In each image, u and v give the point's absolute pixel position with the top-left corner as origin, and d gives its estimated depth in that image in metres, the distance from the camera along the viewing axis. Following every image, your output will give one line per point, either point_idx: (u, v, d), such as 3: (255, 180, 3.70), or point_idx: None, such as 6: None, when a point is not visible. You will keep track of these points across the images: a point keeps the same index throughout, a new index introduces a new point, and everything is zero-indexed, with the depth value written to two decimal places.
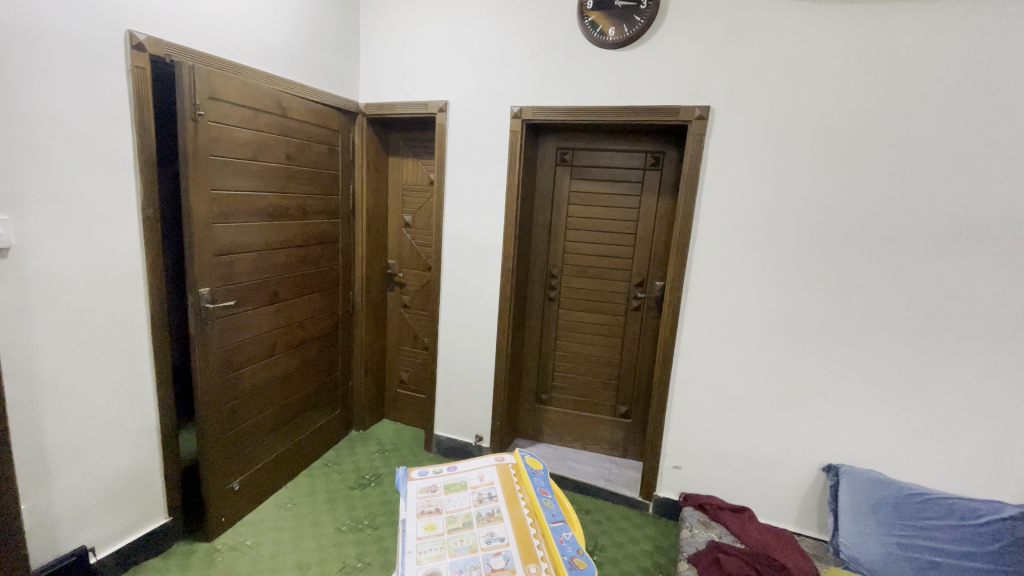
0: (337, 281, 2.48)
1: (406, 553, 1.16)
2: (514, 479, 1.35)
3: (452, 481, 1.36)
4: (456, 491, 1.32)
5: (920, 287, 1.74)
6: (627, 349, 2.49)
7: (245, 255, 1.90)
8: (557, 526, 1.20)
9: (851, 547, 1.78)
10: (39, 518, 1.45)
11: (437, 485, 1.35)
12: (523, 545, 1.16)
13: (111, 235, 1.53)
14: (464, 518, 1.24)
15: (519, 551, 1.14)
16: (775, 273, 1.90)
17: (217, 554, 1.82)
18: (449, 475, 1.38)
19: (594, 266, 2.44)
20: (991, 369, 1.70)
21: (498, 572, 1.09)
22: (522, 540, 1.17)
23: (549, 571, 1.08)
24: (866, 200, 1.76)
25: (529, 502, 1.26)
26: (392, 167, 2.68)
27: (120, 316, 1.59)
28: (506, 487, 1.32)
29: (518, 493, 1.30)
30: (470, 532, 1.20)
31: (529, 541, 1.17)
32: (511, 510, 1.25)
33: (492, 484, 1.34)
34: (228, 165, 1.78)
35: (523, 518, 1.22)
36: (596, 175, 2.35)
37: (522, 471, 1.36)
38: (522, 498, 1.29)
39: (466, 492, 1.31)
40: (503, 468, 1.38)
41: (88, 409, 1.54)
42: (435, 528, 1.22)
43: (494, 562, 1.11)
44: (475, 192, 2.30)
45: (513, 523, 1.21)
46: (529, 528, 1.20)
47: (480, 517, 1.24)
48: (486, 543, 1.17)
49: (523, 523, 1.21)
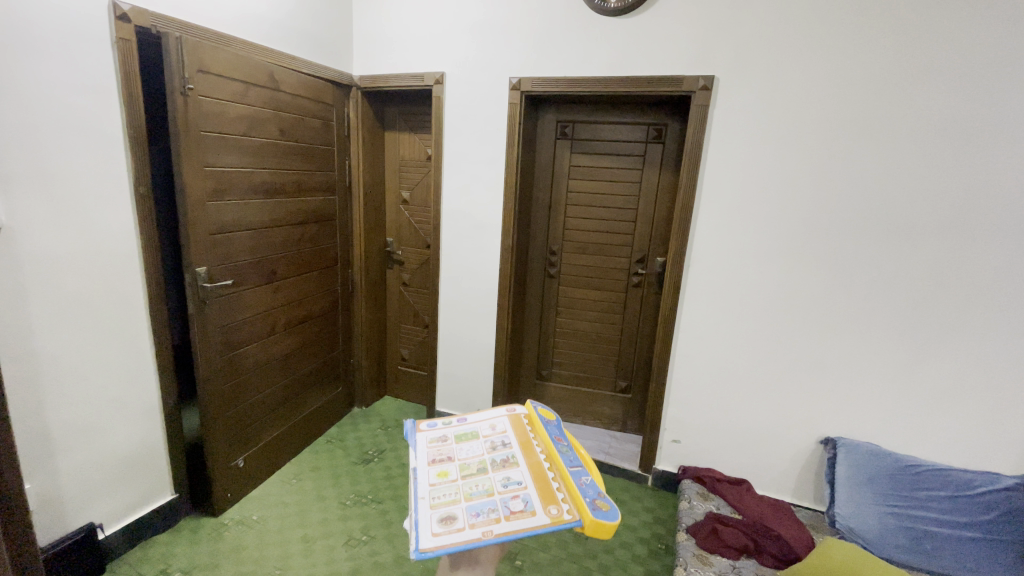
0: (336, 260, 2.46)
1: (419, 498, 1.05)
2: (526, 428, 1.28)
3: (461, 431, 1.27)
4: (467, 440, 1.23)
5: (923, 261, 1.72)
6: (627, 326, 2.49)
7: (241, 233, 1.88)
8: (575, 470, 1.11)
9: (847, 518, 1.80)
10: (46, 496, 1.47)
11: (448, 435, 1.25)
12: (542, 488, 1.06)
13: (104, 213, 1.50)
14: (478, 465, 1.14)
15: (537, 494, 1.05)
16: (780, 247, 1.88)
17: (224, 528, 1.85)
18: (459, 425, 1.28)
19: (594, 241, 2.42)
20: (990, 344, 1.70)
21: (517, 514, 1.00)
22: (541, 484, 1.08)
23: (571, 511, 0.99)
24: (872, 173, 1.72)
25: (545, 446, 1.19)
26: (388, 142, 2.63)
27: (118, 296, 1.58)
28: (520, 436, 1.24)
29: (533, 441, 1.22)
30: (485, 477, 1.11)
31: (547, 483, 1.08)
32: (526, 456, 1.17)
33: (505, 433, 1.25)
34: (221, 141, 1.74)
35: (540, 464, 1.14)
36: (596, 149, 2.30)
37: (535, 421, 1.30)
38: (538, 445, 1.22)
39: (478, 440, 1.23)
40: (515, 418, 1.31)
41: (88, 388, 1.54)
42: (448, 475, 1.12)
43: (514, 505, 1.02)
44: (474, 167, 2.26)
45: (529, 468, 1.13)
46: (547, 472, 1.11)
47: (494, 463, 1.15)
48: (502, 486, 1.07)
49: (540, 468, 1.12)
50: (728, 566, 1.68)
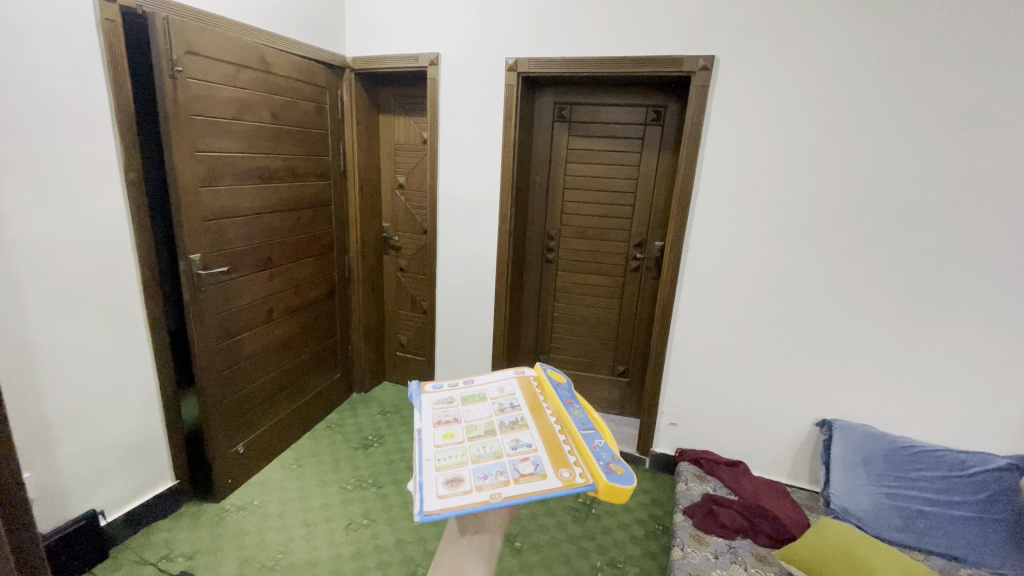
0: (332, 246, 2.44)
1: (422, 459, 0.87)
2: (537, 389, 1.08)
3: (468, 393, 1.08)
4: (474, 401, 1.04)
5: (923, 244, 1.71)
6: (625, 311, 2.48)
7: (236, 220, 1.85)
8: (589, 433, 0.92)
9: (842, 497, 1.81)
10: (45, 483, 1.47)
11: (453, 397, 1.06)
12: (554, 450, 0.89)
13: (95, 200, 1.48)
14: (486, 427, 0.96)
15: (549, 456, 0.87)
16: (780, 230, 1.86)
17: (226, 513, 1.87)
18: (465, 386, 1.10)
19: (592, 225, 2.40)
20: (986, 326, 1.70)
21: (528, 478, 0.82)
22: (554, 446, 0.90)
23: (585, 475, 0.82)
24: (873, 155, 1.70)
25: (556, 407, 1.00)
26: (382, 126, 2.59)
27: (112, 283, 1.56)
28: (530, 397, 1.05)
29: (543, 401, 1.04)
30: (493, 439, 0.93)
31: (558, 446, 0.90)
32: (537, 418, 0.99)
33: (515, 394, 1.07)
34: (212, 125, 1.71)
35: (552, 425, 0.96)
36: (594, 132, 2.27)
37: (545, 382, 1.11)
38: (549, 407, 1.03)
39: (486, 402, 1.04)
40: (525, 379, 1.12)
41: (84, 376, 1.53)
42: (453, 437, 0.94)
43: (523, 468, 0.84)
44: (470, 151, 2.23)
45: (540, 430, 0.95)
46: (559, 435, 0.93)
47: (503, 426, 0.97)
48: (512, 449, 0.90)
49: (552, 430, 0.94)
50: (724, 546, 1.70)
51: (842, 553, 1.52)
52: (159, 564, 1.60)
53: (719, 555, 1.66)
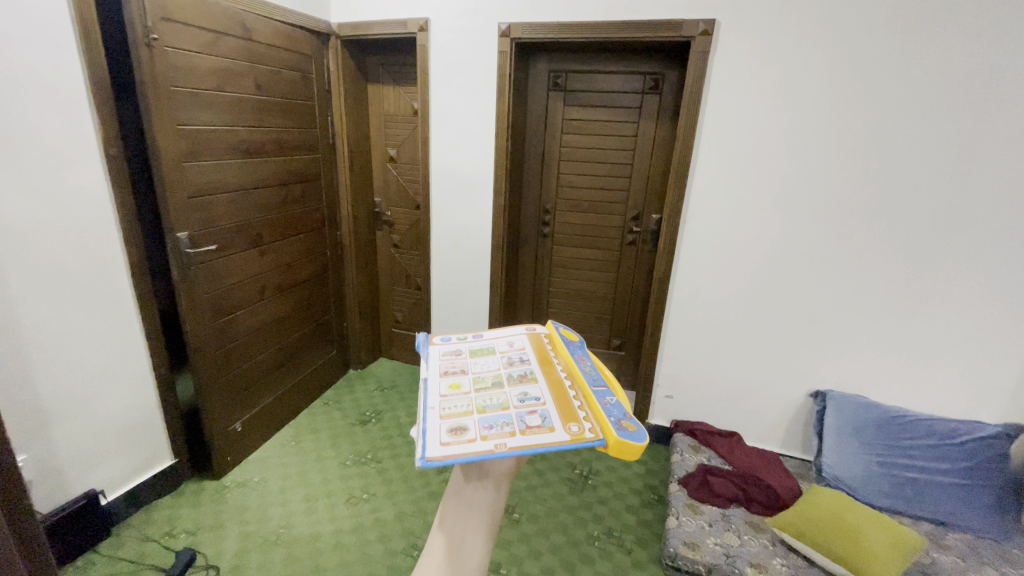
0: (323, 222, 2.39)
1: (426, 408, 0.80)
2: (547, 347, 1.02)
3: (477, 346, 1.02)
4: (482, 355, 0.98)
5: (923, 214, 1.69)
6: (622, 284, 2.46)
7: (223, 196, 1.80)
8: (600, 390, 0.85)
9: (833, 466, 1.86)
10: (42, 464, 1.46)
11: (462, 348, 1.00)
12: (563, 404, 0.81)
13: (73, 176, 1.42)
14: (493, 379, 0.90)
15: (558, 409, 0.80)
16: (780, 203, 1.83)
17: (226, 489, 1.88)
18: (474, 340, 1.03)
19: (588, 198, 2.36)
20: (984, 296, 1.70)
21: (535, 430, 0.75)
22: (563, 400, 0.83)
23: (594, 430, 0.74)
24: (877, 123, 1.65)
25: (567, 363, 0.93)
26: (371, 96, 2.50)
27: (97, 263, 1.52)
28: (540, 353, 0.99)
29: (553, 359, 0.97)
30: (501, 392, 0.86)
31: (566, 401, 0.83)
32: (546, 372, 0.92)
33: (524, 351, 1.00)
34: (193, 97, 1.64)
35: (561, 380, 0.89)
36: (591, 101, 2.20)
37: (556, 339, 1.04)
38: (559, 365, 0.96)
39: (495, 356, 0.98)
40: (535, 338, 1.05)
41: (73, 357, 1.50)
42: (459, 387, 0.87)
43: (530, 420, 0.77)
44: (462, 122, 2.16)
45: (549, 385, 0.89)
46: (568, 389, 0.86)
47: (511, 379, 0.90)
48: (519, 401, 0.83)
49: (562, 386, 0.87)
50: (718, 515, 1.74)
51: (833, 520, 1.55)
52: (163, 540, 1.60)
53: (713, 523, 1.70)
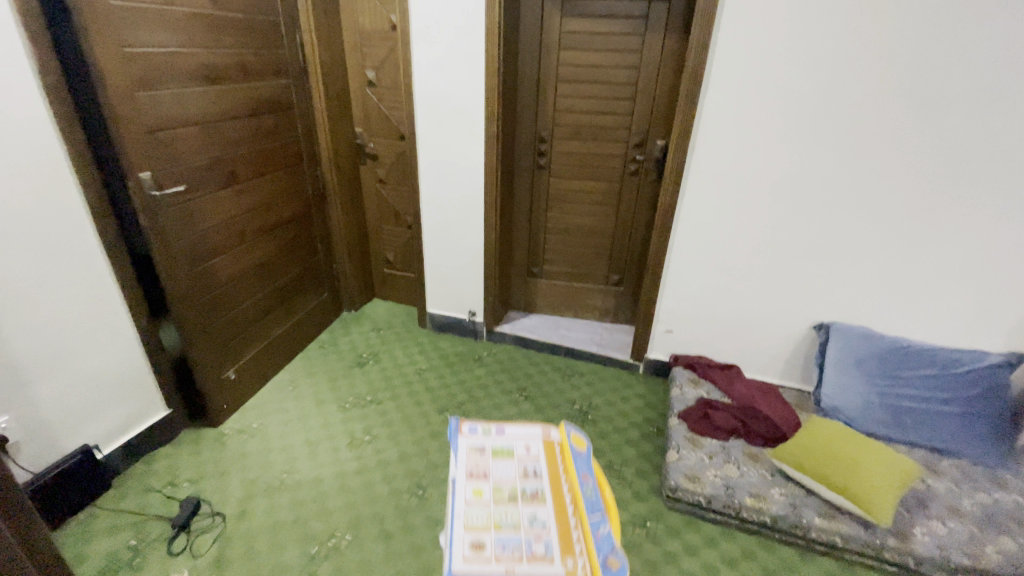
0: (301, 157, 2.20)
1: (455, 514, 1.21)
2: (558, 457, 1.38)
3: (499, 446, 1.40)
4: (503, 458, 1.36)
5: (955, 134, 1.55)
6: (622, 217, 2.34)
7: (185, 131, 1.63)
8: (594, 517, 1.21)
9: (833, 397, 1.87)
10: (27, 424, 1.42)
11: (485, 446, 1.40)
12: (563, 529, 1.18)
13: (6, 110, 1.23)
14: (511, 491, 1.28)
15: (558, 539, 1.16)
16: (797, 128, 1.68)
17: (226, 436, 1.85)
18: (496, 438, 1.42)
19: (588, 124, 2.18)
20: (1008, 222, 1.60)
21: (537, 559, 1.12)
22: (562, 521, 1.21)
23: (583, 565, 1.10)
24: (916, 28, 1.47)
25: (570, 485, 1.29)
26: (342, 9, 2.21)
27: (52, 210, 1.37)
28: (551, 466, 1.35)
29: (561, 474, 1.32)
30: (515, 509, 1.23)
31: (565, 520, 1.21)
32: (555, 489, 1.29)
33: (538, 460, 1.37)
34: (134, 13, 1.42)
35: (565, 500, 1.25)
36: (591, 11, 1.96)
37: (567, 448, 1.39)
38: (565, 479, 1.32)
39: (513, 461, 1.36)
40: (549, 442, 1.41)
41: (43, 313, 1.41)
42: (482, 495, 1.27)
43: (535, 548, 1.14)
44: (447, 37, 1.92)
45: (555, 503, 1.25)
46: (567, 510, 1.23)
47: (525, 494, 1.27)
48: (530, 524, 1.20)
49: (564, 505, 1.24)
50: (717, 448, 1.76)
51: (825, 447, 1.59)
52: (166, 491, 1.58)
53: (712, 456, 1.72)
